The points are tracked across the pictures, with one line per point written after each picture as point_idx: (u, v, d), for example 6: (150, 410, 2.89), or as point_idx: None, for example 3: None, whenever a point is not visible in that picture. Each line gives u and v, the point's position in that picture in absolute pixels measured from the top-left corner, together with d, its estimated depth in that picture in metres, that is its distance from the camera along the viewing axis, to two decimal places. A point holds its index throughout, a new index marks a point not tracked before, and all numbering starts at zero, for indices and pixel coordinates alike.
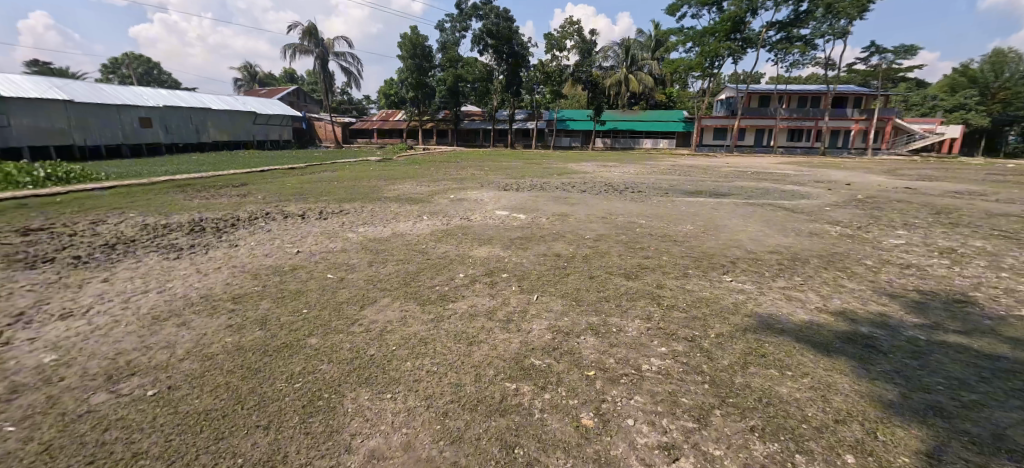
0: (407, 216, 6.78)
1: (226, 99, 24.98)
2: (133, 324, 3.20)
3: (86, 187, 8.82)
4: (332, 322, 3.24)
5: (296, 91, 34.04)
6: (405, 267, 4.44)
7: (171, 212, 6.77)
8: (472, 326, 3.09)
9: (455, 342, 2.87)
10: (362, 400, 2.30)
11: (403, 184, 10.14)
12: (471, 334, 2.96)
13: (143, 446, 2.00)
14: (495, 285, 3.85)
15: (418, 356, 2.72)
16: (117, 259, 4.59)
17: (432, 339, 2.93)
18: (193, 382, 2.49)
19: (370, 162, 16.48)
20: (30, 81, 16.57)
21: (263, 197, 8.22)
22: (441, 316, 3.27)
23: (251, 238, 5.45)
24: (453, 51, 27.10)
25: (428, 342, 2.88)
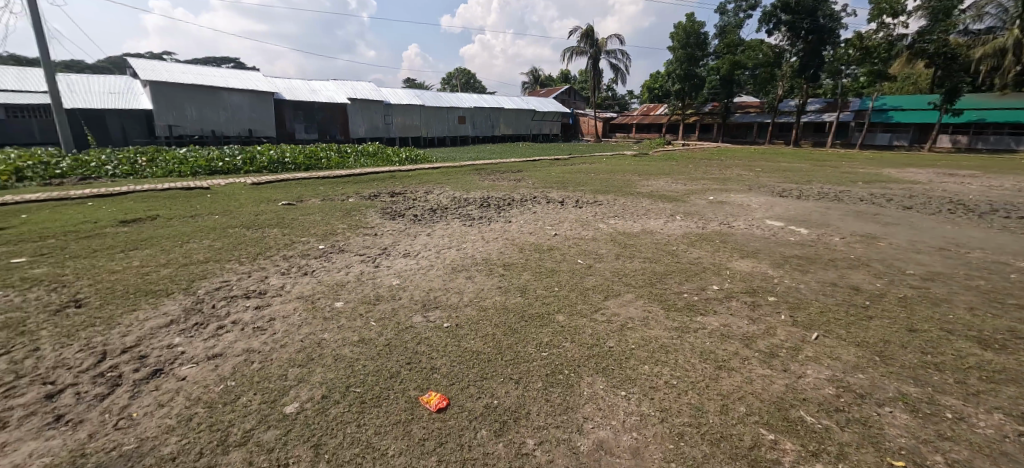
0: (659, 214, 6.55)
1: (516, 100, 29.37)
2: (437, 272, 4.16)
3: (421, 167, 11.93)
4: (578, 304, 3.46)
5: (569, 90, 37.18)
6: (652, 266, 4.30)
7: (469, 189, 8.47)
8: (723, 349, 2.74)
9: (702, 360, 2.62)
10: (599, 391, 2.36)
11: (658, 180, 9.85)
12: (722, 357, 2.64)
13: (437, 365, 2.65)
14: (757, 309, 3.31)
15: (659, 364, 2.60)
16: (434, 220, 6.05)
17: (676, 349, 2.75)
18: (471, 326, 3.13)
19: (626, 156, 16.65)
20: (404, 89, 23.69)
21: (533, 183, 9.35)
22: (688, 327, 3.04)
23: (521, 217, 6.29)
24: (733, 35, 24.24)
25: (671, 351, 2.72)
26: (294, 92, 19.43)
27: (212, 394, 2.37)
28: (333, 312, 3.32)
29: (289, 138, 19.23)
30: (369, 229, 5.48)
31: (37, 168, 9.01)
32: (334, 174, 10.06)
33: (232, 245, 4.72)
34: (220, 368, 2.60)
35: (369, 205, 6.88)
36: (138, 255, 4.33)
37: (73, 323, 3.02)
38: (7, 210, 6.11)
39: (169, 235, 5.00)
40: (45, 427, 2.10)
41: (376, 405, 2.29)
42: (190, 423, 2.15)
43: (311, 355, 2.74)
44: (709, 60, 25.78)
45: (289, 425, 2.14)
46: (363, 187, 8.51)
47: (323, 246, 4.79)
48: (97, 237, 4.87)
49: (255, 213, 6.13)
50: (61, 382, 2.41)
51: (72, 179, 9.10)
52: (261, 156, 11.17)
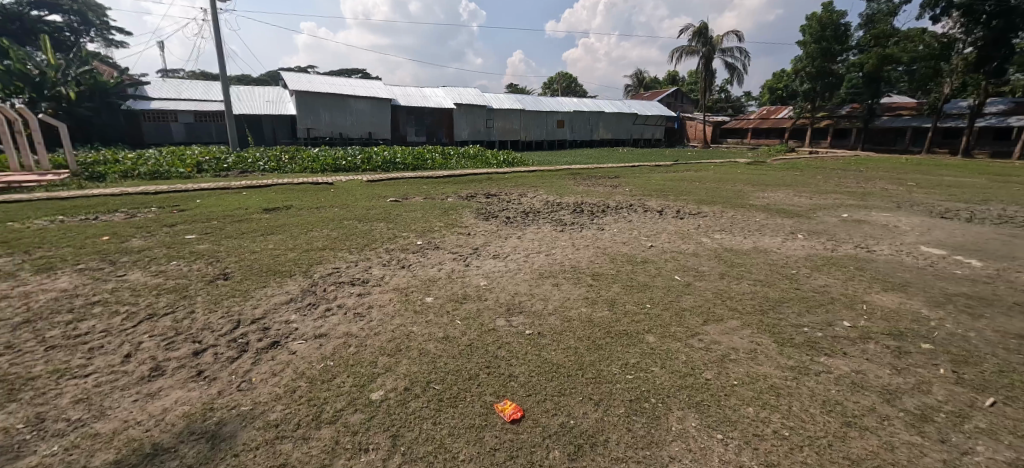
0: (776, 230, 5.81)
1: (617, 103, 28.39)
2: (524, 277, 4.10)
3: (517, 170, 12.09)
4: (672, 326, 3.15)
5: (676, 93, 34.99)
6: (764, 290, 3.79)
7: (563, 194, 8.33)
8: (853, 402, 2.27)
9: (822, 411, 2.21)
10: (690, 428, 2.10)
11: (776, 192, 8.78)
12: (851, 412, 2.20)
13: (515, 373, 2.57)
14: (903, 357, 2.71)
15: (767, 408, 2.23)
16: (526, 223, 6.04)
17: (789, 393, 2.36)
18: (553, 337, 3.00)
19: (739, 164, 15.18)
20: (507, 94, 24.31)
21: (630, 190, 8.91)
22: (806, 368, 2.60)
23: (614, 225, 6.01)
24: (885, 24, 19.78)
25: (782, 395, 2.34)
26: (408, 98, 21.07)
27: (314, 371, 2.54)
28: (423, 306, 3.42)
29: (401, 140, 21.06)
30: (463, 229, 5.64)
31: (207, 163, 10.89)
32: (438, 175, 10.63)
33: (346, 235, 5.15)
34: (323, 347, 2.78)
35: (466, 205, 7.09)
36: (273, 239, 4.92)
37: (221, 292, 3.49)
38: (182, 196, 7.42)
39: (298, 223, 5.65)
40: (189, 380, 2.40)
41: (453, 405, 2.27)
42: (294, 395, 2.31)
43: (400, 346, 2.83)
44: (850, 55, 21.35)
45: (373, 411, 2.21)
46: (461, 187, 8.83)
47: (420, 242, 5.02)
48: (245, 221, 5.68)
49: (366, 207, 6.66)
50: (206, 342, 2.77)
51: (234, 171, 10.86)
52: (376, 157, 12.25)
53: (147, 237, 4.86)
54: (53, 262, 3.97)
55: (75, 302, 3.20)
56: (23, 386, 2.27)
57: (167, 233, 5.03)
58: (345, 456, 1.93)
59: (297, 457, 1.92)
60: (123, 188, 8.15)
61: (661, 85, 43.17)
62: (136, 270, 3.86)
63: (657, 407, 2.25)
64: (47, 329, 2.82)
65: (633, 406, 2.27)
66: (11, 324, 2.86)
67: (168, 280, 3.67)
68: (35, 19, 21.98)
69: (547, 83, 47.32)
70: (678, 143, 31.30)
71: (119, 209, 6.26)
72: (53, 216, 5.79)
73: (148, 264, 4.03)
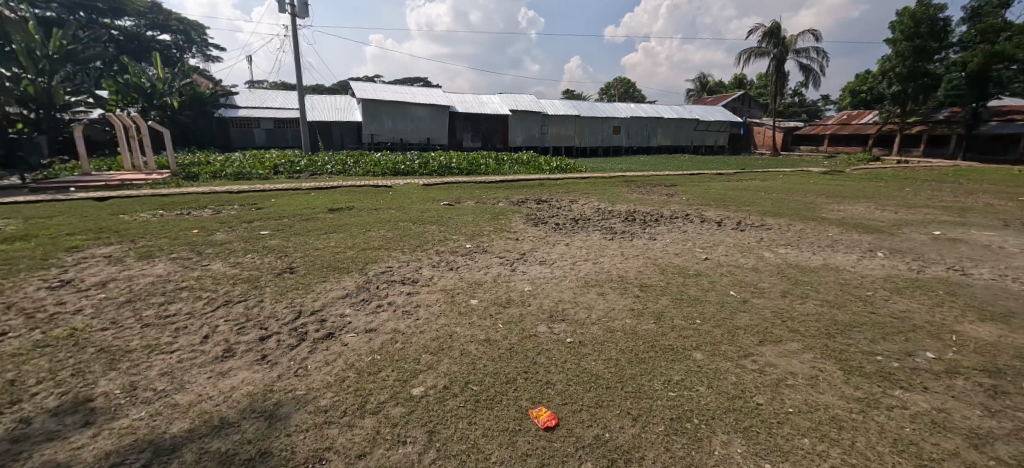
0: (852, 246, 5.31)
1: (676, 108, 27.28)
2: (569, 284, 4.03)
3: (570, 176, 12.01)
4: (723, 344, 2.90)
5: (740, 97, 32.93)
6: (832, 312, 3.45)
7: (615, 201, 8.17)
8: (934, 444, 1.97)
9: (896, 450, 1.94)
10: (737, 454, 1.92)
11: (854, 205, 8.01)
12: (932, 454, 1.91)
13: (553, 380, 2.45)
14: (1006, 399, 2.33)
15: (829, 442, 1.99)
16: (575, 230, 5.99)
17: (857, 426, 2.09)
18: (595, 347, 2.85)
19: (814, 173, 14.03)
20: (562, 100, 24.18)
21: (687, 199, 8.54)
22: (878, 400, 2.30)
23: (667, 235, 5.80)
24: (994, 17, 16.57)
25: (848, 428, 2.08)
26: (466, 105, 21.66)
27: (361, 363, 2.56)
28: (468, 308, 3.41)
29: (456, 145, 21.81)
30: (512, 234, 5.70)
31: (284, 166, 11.91)
32: (491, 180, 10.83)
33: (400, 236, 5.41)
34: (371, 341, 2.83)
35: (517, 210, 7.17)
36: (335, 237, 5.28)
37: (286, 285, 3.76)
38: (258, 195, 8.16)
39: (357, 223, 6.01)
40: (254, 362, 2.53)
41: (489, 407, 2.20)
42: (343, 384, 2.34)
43: (442, 345, 2.81)
44: (952, 52, 18.20)
45: (412, 405, 2.19)
46: (513, 193, 8.92)
47: (469, 245, 5.15)
48: (312, 220, 6.14)
49: (421, 210, 6.94)
50: (270, 329, 2.94)
51: (305, 173, 11.77)
52: (433, 162, 12.74)
53: (229, 232, 5.41)
54: (153, 250, 4.56)
55: (168, 286, 3.66)
56: (121, 357, 2.53)
57: (246, 229, 5.56)
58: (383, 446, 1.92)
59: (340, 443, 1.93)
60: (212, 187, 9.11)
61: (726, 88, 40.81)
62: (218, 261, 4.32)
63: (700, 427, 2.08)
64: (142, 308, 3.23)
65: (676, 424, 2.11)
66: (116, 302, 3.30)
67: (244, 271, 4.06)
68: (150, 38, 25.18)
69: (606, 88, 46.48)
70: (744, 150, 29.48)
71: (207, 206, 7.01)
72: (154, 210, 6.60)
73: (228, 255, 4.51)
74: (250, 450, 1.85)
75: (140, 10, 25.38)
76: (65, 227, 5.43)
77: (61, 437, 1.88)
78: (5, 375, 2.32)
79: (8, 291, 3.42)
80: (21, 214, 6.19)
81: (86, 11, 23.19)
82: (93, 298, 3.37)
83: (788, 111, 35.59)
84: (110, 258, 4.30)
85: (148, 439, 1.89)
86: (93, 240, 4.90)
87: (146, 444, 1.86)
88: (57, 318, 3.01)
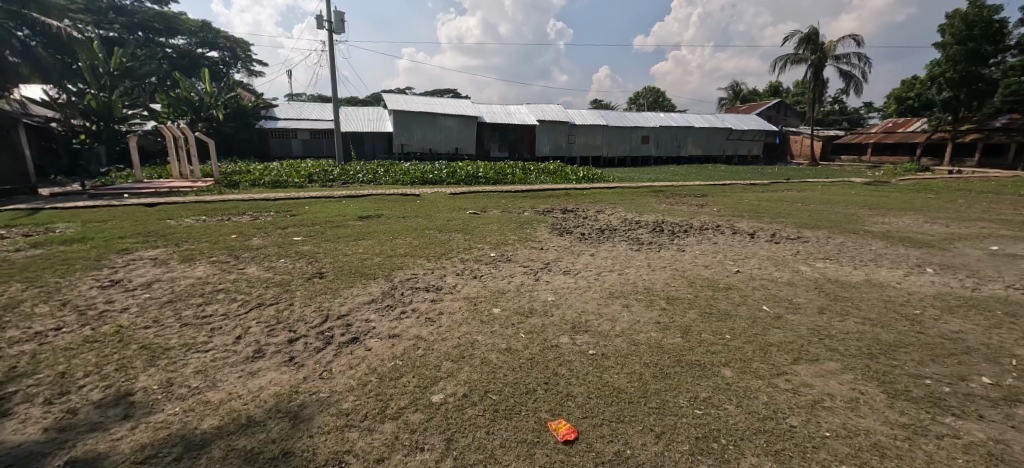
0: (897, 261, 5.01)
1: (709, 117, 26.64)
2: (594, 295, 3.96)
3: (597, 186, 11.92)
4: (754, 361, 2.78)
5: (777, 104, 31.79)
6: (876, 331, 3.24)
7: (643, 211, 8.03)
8: None
9: None
10: None
11: (900, 218, 7.57)
12: None
13: (573, 392, 2.40)
14: None
15: None
16: (601, 240, 5.93)
17: (903, 456, 1.94)
18: (618, 359, 2.78)
19: (856, 184, 13.39)
20: (590, 110, 24.08)
21: (718, 210, 8.30)
22: (929, 428, 2.12)
23: (697, 246, 5.65)
24: None
25: (893, 457, 1.93)
26: (494, 115, 21.85)
27: (384, 368, 2.60)
28: (490, 317, 3.40)
29: (484, 155, 22.02)
30: (537, 243, 5.69)
31: (317, 174, 12.36)
32: (517, 189, 10.88)
33: (425, 244, 5.49)
34: (394, 347, 2.87)
35: (542, 219, 7.17)
36: (364, 244, 5.43)
37: (316, 289, 3.88)
38: (293, 202, 8.46)
39: (386, 230, 6.17)
40: (282, 363, 2.61)
41: (508, 418, 2.18)
42: (365, 388, 2.38)
43: (464, 353, 2.81)
44: (1009, 55, 16.97)
45: (432, 412, 2.20)
46: (539, 202, 8.93)
47: (494, 254, 5.18)
48: (343, 227, 6.33)
49: (446, 219, 7.04)
50: (300, 332, 3.03)
51: (337, 182, 12.15)
52: (460, 172, 12.91)
53: (263, 238, 5.62)
54: (194, 254, 4.80)
55: (206, 288, 3.84)
56: (160, 354, 2.67)
57: (280, 235, 5.79)
58: (402, 452, 1.93)
59: (361, 446, 1.95)
60: (251, 194, 9.50)
61: (763, 97, 39.65)
62: (253, 265, 4.51)
63: (728, 449, 1.98)
64: (182, 308, 3.40)
65: (701, 442, 2.02)
66: (159, 302, 3.50)
67: (277, 275, 4.22)
68: (199, 55, 26.71)
69: (634, 96, 45.88)
70: (779, 160, 28.44)
71: (245, 213, 7.34)
72: (197, 216, 6.97)
73: (263, 259, 4.70)
74: (274, 449, 1.89)
75: (191, 29, 27.00)
76: (117, 230, 5.78)
77: (102, 429, 1.99)
78: (58, 367, 2.48)
79: (65, 289, 3.67)
80: (80, 218, 6.68)
81: (144, 31, 24.89)
82: (139, 297, 3.58)
83: (828, 119, 34.27)
84: (156, 260, 4.57)
85: (181, 434, 1.97)
86: (142, 242, 5.22)
87: (179, 438, 1.94)
88: (105, 315, 3.21)
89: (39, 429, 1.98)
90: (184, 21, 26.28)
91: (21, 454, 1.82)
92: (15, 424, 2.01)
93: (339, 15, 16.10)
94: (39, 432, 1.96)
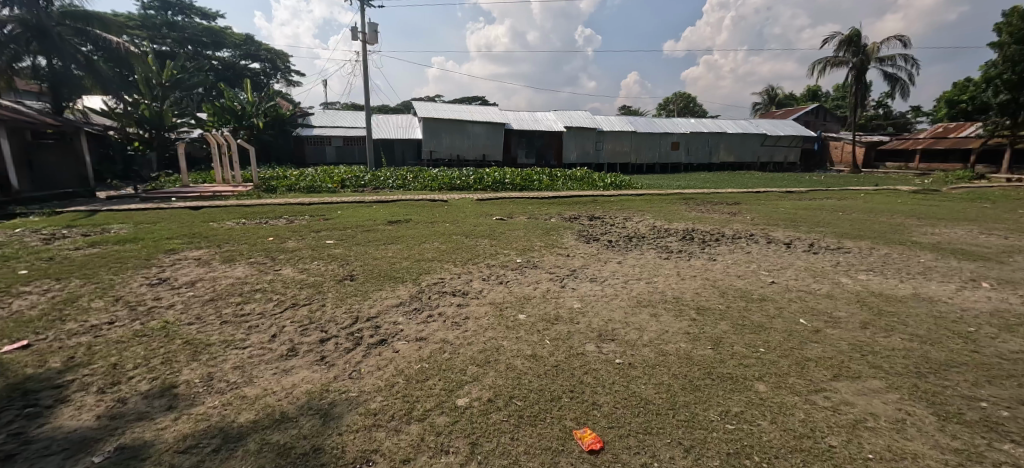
0: (948, 275, 4.73)
1: (742, 123, 25.96)
2: (621, 303, 3.91)
3: (625, 193, 11.78)
4: (790, 376, 2.68)
5: (815, 110, 30.68)
6: (925, 348, 3.07)
7: (672, 219, 7.89)
8: None
9: None
10: None
11: (950, 228, 7.16)
12: None
13: (599, 402, 2.38)
14: None
15: None
16: (629, 248, 5.86)
17: None
18: (646, 369, 2.74)
19: (901, 192, 12.76)
20: (619, 116, 23.90)
21: (752, 218, 8.06)
22: (984, 454, 1.99)
23: (729, 256, 5.51)
24: None
25: None
26: (522, 122, 21.95)
27: (410, 370, 2.65)
28: (516, 323, 3.40)
29: (511, 162, 22.09)
30: (563, 250, 5.68)
31: (350, 180, 12.71)
32: (544, 195, 10.89)
33: (452, 249, 5.56)
34: (421, 349, 2.91)
35: (569, 226, 7.15)
36: (393, 248, 5.54)
37: (346, 291, 3.99)
38: (327, 207, 8.73)
39: (415, 234, 6.29)
40: (314, 362, 2.69)
41: (533, 424, 2.17)
42: (392, 389, 2.43)
43: (489, 358, 2.83)
44: None
45: (458, 416, 2.22)
46: (567, 209, 8.90)
47: (520, 260, 5.20)
48: (373, 231, 6.49)
49: (473, 224, 7.12)
50: (331, 333, 3.12)
51: (368, 187, 12.46)
52: (487, 178, 13.03)
53: (299, 240, 5.84)
54: (234, 255, 5.02)
55: (244, 288, 4.00)
56: (202, 349, 2.80)
57: (314, 238, 5.98)
58: (427, 453, 1.96)
59: (387, 446, 1.99)
60: (287, 199, 9.85)
61: (800, 102, 38.34)
62: (288, 266, 4.68)
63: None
64: (222, 306, 3.56)
65: (731, 458, 1.97)
66: (202, 299, 3.68)
67: (310, 277, 4.36)
68: (242, 66, 28.00)
69: (664, 102, 45.24)
70: (817, 167, 27.38)
71: (281, 216, 7.64)
72: (238, 219, 7.28)
73: (297, 261, 4.87)
74: (306, 445, 1.95)
75: (236, 42, 28.36)
76: (165, 231, 6.12)
77: (148, 418, 2.10)
78: (110, 358, 2.64)
79: (117, 286, 3.91)
80: (132, 220, 7.10)
81: (193, 45, 26.34)
82: (184, 295, 3.77)
83: (871, 124, 32.80)
84: (199, 260, 4.81)
85: (219, 426, 2.06)
86: (188, 243, 5.50)
87: (217, 430, 2.03)
88: (154, 311, 3.40)
89: (92, 415, 2.11)
90: (229, 35, 27.64)
91: (76, 439, 1.94)
92: (72, 410, 2.15)
93: (373, 27, 16.64)
94: (92, 419, 2.09)
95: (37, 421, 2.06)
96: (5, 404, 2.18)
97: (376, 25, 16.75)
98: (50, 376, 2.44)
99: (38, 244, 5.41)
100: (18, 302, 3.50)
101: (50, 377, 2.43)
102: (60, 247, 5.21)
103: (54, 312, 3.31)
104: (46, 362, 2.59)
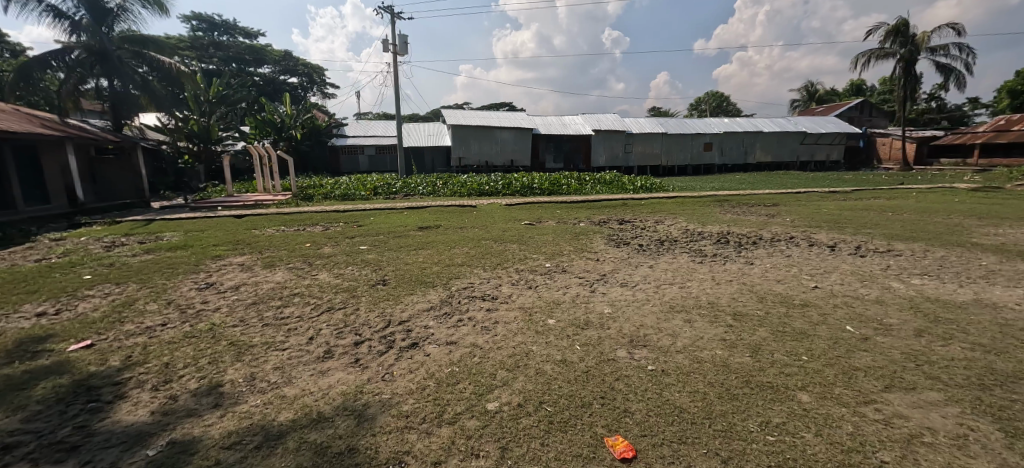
0: (1015, 280, 4.38)
1: (779, 122, 24.97)
2: (652, 309, 3.82)
3: (655, 195, 11.63)
4: (836, 387, 2.55)
5: (860, 105, 29.23)
6: (990, 359, 2.85)
7: (705, 222, 7.66)
8: None
9: None
10: None
11: (1012, 228, 6.68)
12: None
13: (632, 409, 2.34)
14: None
15: None
16: (660, 252, 5.74)
17: None
18: (679, 376, 2.67)
19: (958, 190, 11.95)
20: (647, 119, 23.56)
21: (792, 220, 7.73)
22: None
23: (768, 260, 5.31)
24: None
25: None
26: (549, 127, 21.96)
27: (442, 374, 2.68)
28: (545, 328, 3.40)
29: (540, 167, 22.14)
30: (593, 254, 5.63)
31: (382, 188, 13.03)
32: (573, 199, 10.88)
33: (481, 254, 5.60)
34: (452, 353, 2.95)
35: (599, 231, 7.06)
36: (423, 253, 5.66)
37: (380, 295, 4.09)
38: (360, 214, 9.00)
39: (444, 240, 6.38)
40: (348, 365, 2.77)
41: (563, 430, 2.16)
42: (423, 392, 2.47)
43: (518, 362, 2.83)
44: None
45: (488, 420, 2.23)
46: (596, 213, 8.82)
47: (549, 264, 5.19)
48: (404, 237, 6.63)
49: (502, 229, 7.17)
50: (365, 336, 3.19)
51: (399, 194, 12.74)
52: (516, 183, 13.11)
53: (334, 246, 6.04)
54: (275, 260, 5.25)
55: (284, 291, 4.18)
56: (245, 350, 2.93)
57: (348, 244, 6.16)
58: (458, 456, 1.97)
59: (419, 448, 2.02)
60: (322, 207, 10.13)
61: (843, 97, 36.55)
62: (324, 271, 4.85)
63: None
64: (265, 309, 3.73)
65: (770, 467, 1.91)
66: (246, 303, 3.87)
67: (346, 282, 4.49)
68: (281, 81, 29.25)
69: (698, 102, 44.14)
70: (862, 165, 26.02)
71: (318, 223, 7.90)
72: (278, 226, 7.63)
73: (333, 266, 5.05)
74: (341, 444, 2.01)
75: (276, 59, 29.51)
76: (211, 239, 6.45)
77: (198, 415, 2.22)
78: (163, 358, 2.81)
79: (170, 290, 4.16)
80: (182, 228, 7.53)
81: (237, 62, 27.69)
82: (229, 298, 3.97)
83: (923, 119, 30.88)
84: (244, 266, 5.05)
85: (261, 424, 2.16)
86: (232, 250, 5.80)
87: (259, 428, 2.12)
88: (201, 313, 3.59)
89: (147, 411, 2.25)
90: (270, 51, 28.86)
91: (133, 433, 2.07)
92: (129, 406, 2.30)
93: (403, 38, 17.12)
94: (147, 414, 2.23)
95: (99, 415, 2.21)
96: (71, 398, 2.36)
97: (407, 36, 17.20)
98: (110, 373, 2.62)
99: (102, 251, 5.84)
100: (83, 305, 3.78)
101: (110, 374, 2.61)
102: (119, 254, 5.60)
103: (114, 313, 3.56)
104: (107, 360, 2.78)
